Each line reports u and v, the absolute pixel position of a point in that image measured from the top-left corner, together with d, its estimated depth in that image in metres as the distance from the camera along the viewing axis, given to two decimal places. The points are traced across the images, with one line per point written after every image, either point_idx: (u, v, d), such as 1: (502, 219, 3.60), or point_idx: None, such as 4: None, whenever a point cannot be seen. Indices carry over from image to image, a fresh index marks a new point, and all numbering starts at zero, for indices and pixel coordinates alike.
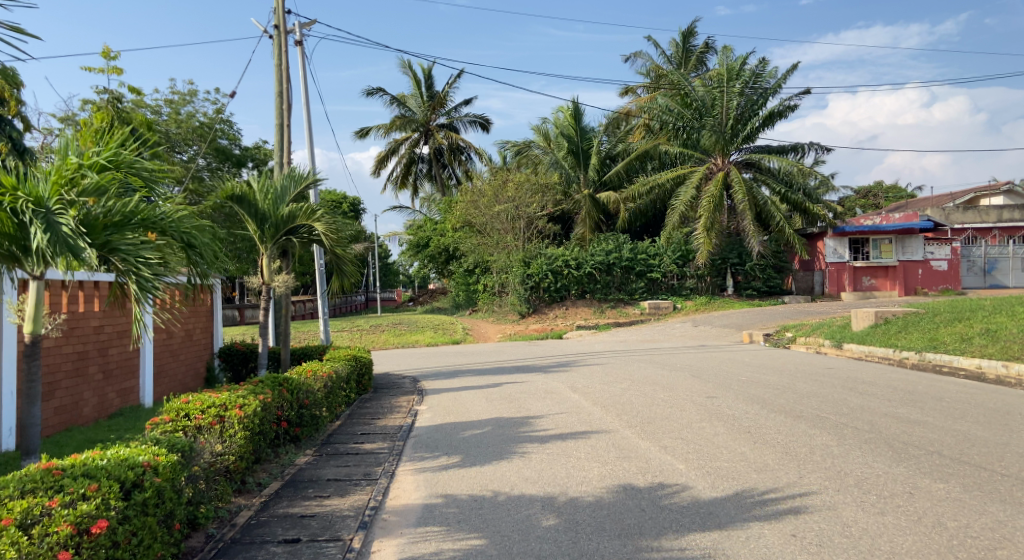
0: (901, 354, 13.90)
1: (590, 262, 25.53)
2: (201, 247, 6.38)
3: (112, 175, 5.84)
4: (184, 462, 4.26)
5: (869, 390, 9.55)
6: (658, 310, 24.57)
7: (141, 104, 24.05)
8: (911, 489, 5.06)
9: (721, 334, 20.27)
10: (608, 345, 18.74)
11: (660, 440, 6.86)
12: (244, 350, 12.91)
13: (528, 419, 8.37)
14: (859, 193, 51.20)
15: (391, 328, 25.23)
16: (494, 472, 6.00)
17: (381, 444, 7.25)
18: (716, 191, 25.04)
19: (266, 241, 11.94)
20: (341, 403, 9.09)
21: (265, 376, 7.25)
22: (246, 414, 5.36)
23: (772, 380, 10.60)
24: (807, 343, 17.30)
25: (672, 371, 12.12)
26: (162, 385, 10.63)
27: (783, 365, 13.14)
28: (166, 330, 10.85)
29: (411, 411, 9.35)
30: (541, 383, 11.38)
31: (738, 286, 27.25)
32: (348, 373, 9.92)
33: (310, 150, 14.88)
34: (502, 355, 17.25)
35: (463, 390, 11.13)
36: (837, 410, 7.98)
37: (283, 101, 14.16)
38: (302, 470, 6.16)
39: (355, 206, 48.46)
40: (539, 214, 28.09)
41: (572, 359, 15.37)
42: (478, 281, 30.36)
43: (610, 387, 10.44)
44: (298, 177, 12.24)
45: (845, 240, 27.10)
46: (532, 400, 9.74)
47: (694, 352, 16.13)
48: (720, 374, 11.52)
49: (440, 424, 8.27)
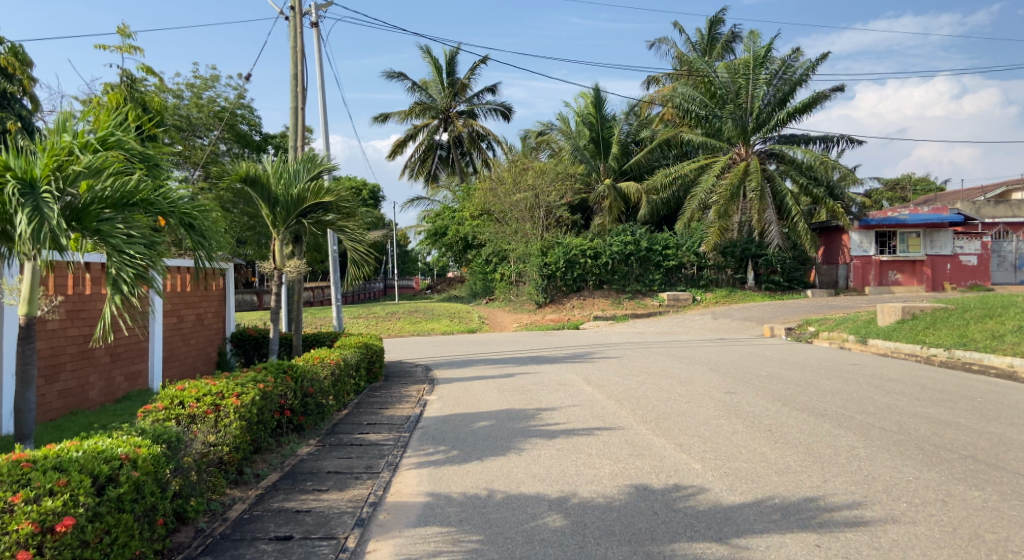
0: (928, 351, 13.51)
1: (608, 252, 25.20)
2: (202, 229, 6.19)
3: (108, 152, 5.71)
4: (169, 454, 4.05)
5: (896, 388, 9.21)
6: (677, 302, 24.20)
7: (160, 88, 24.03)
8: (945, 496, 4.75)
9: (742, 327, 19.89)
10: (625, 337, 18.45)
11: (676, 437, 6.57)
12: (257, 335, 12.81)
13: (539, 412, 8.12)
14: (887, 185, 50.29)
15: (407, 315, 25.10)
16: (501, 469, 5.76)
17: (386, 435, 7.01)
18: (735, 180, 24.58)
19: (278, 226, 11.82)
20: (349, 391, 8.91)
21: (270, 361, 7.10)
22: (243, 403, 5.11)
23: (793, 376, 10.28)
24: (830, 337, 16.94)
25: (690, 364, 11.82)
26: (171, 368, 10.53)
27: (806, 360, 12.78)
28: (177, 314, 10.80)
29: (420, 401, 9.13)
30: (554, 374, 11.12)
31: (759, 278, 26.74)
32: (358, 361, 9.75)
33: (324, 134, 14.70)
34: (518, 344, 17.03)
35: (475, 380, 10.91)
36: (862, 409, 7.64)
37: (296, 84, 14.05)
38: (303, 461, 5.95)
39: (375, 193, 48.47)
40: (559, 204, 27.57)
41: (588, 350, 15.11)
42: (495, 269, 30.17)
43: (626, 380, 10.16)
44: (310, 161, 11.95)
45: (871, 233, 26.64)
46: (544, 392, 9.48)
47: (713, 345, 15.83)
48: (740, 368, 11.21)
49: (449, 416, 8.04)
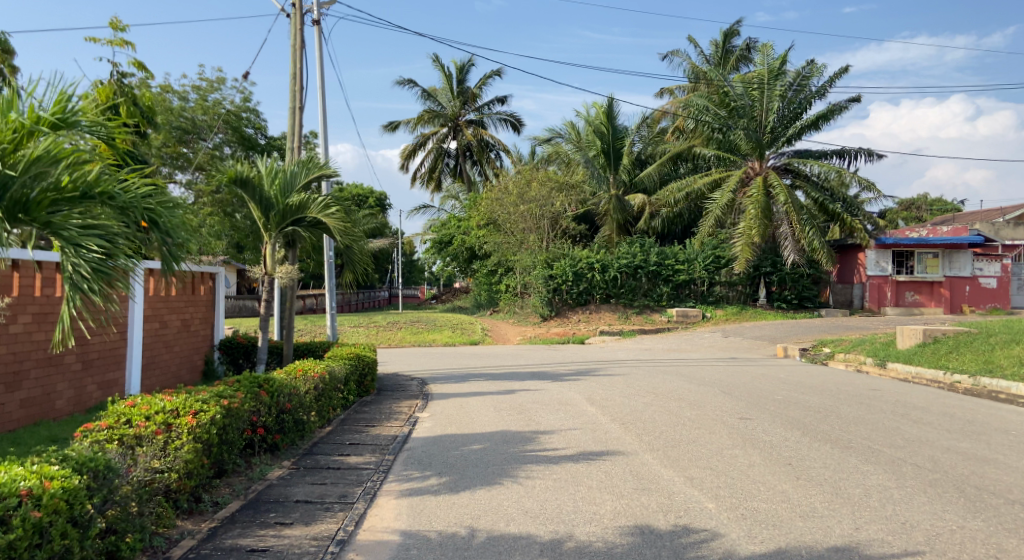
0: (952, 378, 12.86)
1: (616, 265, 24.60)
2: (170, 228, 5.68)
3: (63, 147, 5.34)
4: (89, 487, 3.49)
5: (923, 417, 8.57)
6: (685, 318, 23.56)
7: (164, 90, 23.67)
8: (997, 552, 4.12)
9: (754, 346, 19.23)
10: (631, 353, 17.83)
11: (685, 469, 5.96)
12: (247, 343, 12.26)
13: (536, 435, 7.51)
14: (901, 206, 49.58)
15: (409, 325, 24.57)
16: (490, 501, 5.16)
17: (368, 458, 6.42)
18: (761, 195, 23.99)
19: (271, 230, 11.25)
20: (334, 407, 8.33)
21: (244, 375, 6.53)
22: (199, 423, 4.54)
23: (811, 401, 9.63)
24: (846, 360, 16.29)
25: (698, 385, 11.20)
26: (151, 377, 10.01)
27: (821, 383, 12.14)
28: (159, 320, 10.25)
29: (410, 418, 8.54)
30: (557, 392, 10.52)
31: (770, 296, 26.07)
32: (346, 374, 9.18)
33: (324, 136, 14.20)
34: (521, 358, 16.43)
35: (472, 397, 10.33)
36: (889, 441, 7.01)
37: (296, 85, 13.59)
38: (271, 487, 5.36)
39: (382, 201, 48.18)
40: (566, 213, 27.21)
41: (593, 366, 14.49)
42: (501, 281, 29.63)
43: (631, 401, 9.54)
44: (311, 166, 11.53)
45: (888, 252, 25.96)
46: (543, 412, 8.87)
47: (724, 364, 15.19)
48: (754, 391, 10.57)
49: (439, 437, 7.45)
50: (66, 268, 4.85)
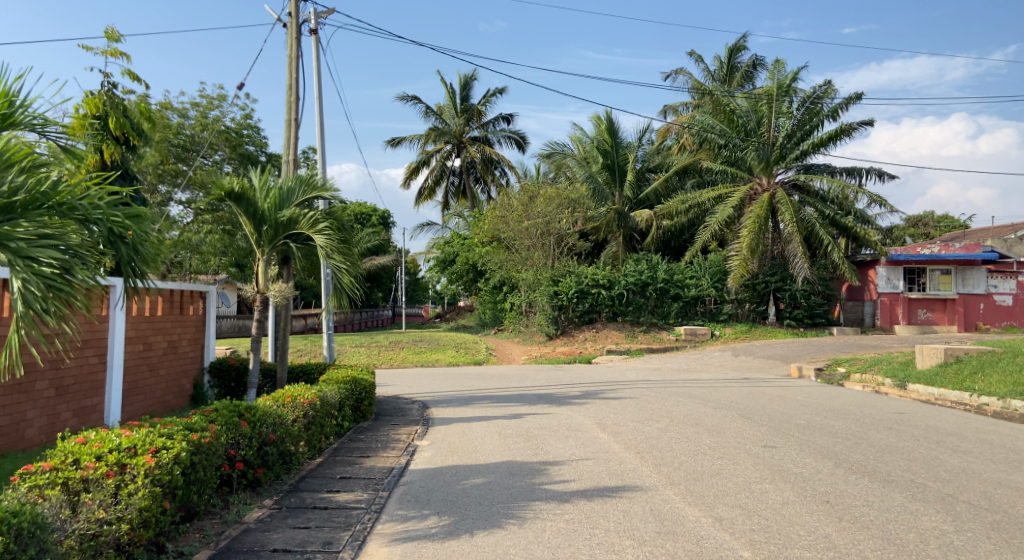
0: (979, 401, 12.24)
1: (622, 283, 24.03)
2: (134, 242, 5.47)
3: (25, 157, 5.20)
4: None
5: (961, 445, 7.96)
6: (694, 336, 22.95)
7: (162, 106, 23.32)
8: None
9: (766, 366, 18.61)
10: (641, 374, 17.20)
11: (713, 507, 5.36)
12: (239, 365, 11.65)
13: (545, 465, 6.90)
14: (909, 222, 49.09)
15: (411, 344, 23.98)
16: (494, 548, 4.56)
17: (359, 495, 5.80)
18: (760, 211, 23.56)
19: (263, 246, 10.71)
20: (325, 436, 7.73)
21: (222, 404, 5.96)
22: (157, 464, 3.97)
23: (837, 427, 9.01)
24: (864, 381, 15.66)
25: (714, 408, 10.57)
26: (133, 403, 9.46)
27: (843, 406, 11.51)
28: (143, 341, 9.70)
29: (408, 447, 7.93)
30: (565, 417, 9.91)
31: (780, 314, 25.37)
32: (341, 400, 8.61)
33: (321, 149, 13.69)
34: (526, 379, 15.82)
35: (474, 422, 9.73)
36: (933, 474, 6.39)
37: (291, 97, 13.12)
38: (247, 532, 4.75)
39: (385, 219, 47.79)
40: (570, 230, 26.62)
41: (602, 387, 13.87)
42: (505, 298, 29.07)
43: (645, 426, 8.92)
44: (308, 182, 10.89)
45: (900, 269, 25.34)
46: (551, 439, 8.26)
47: (738, 385, 14.57)
48: (775, 415, 9.96)
49: (439, 469, 6.84)
50: (17, 284, 4.63)
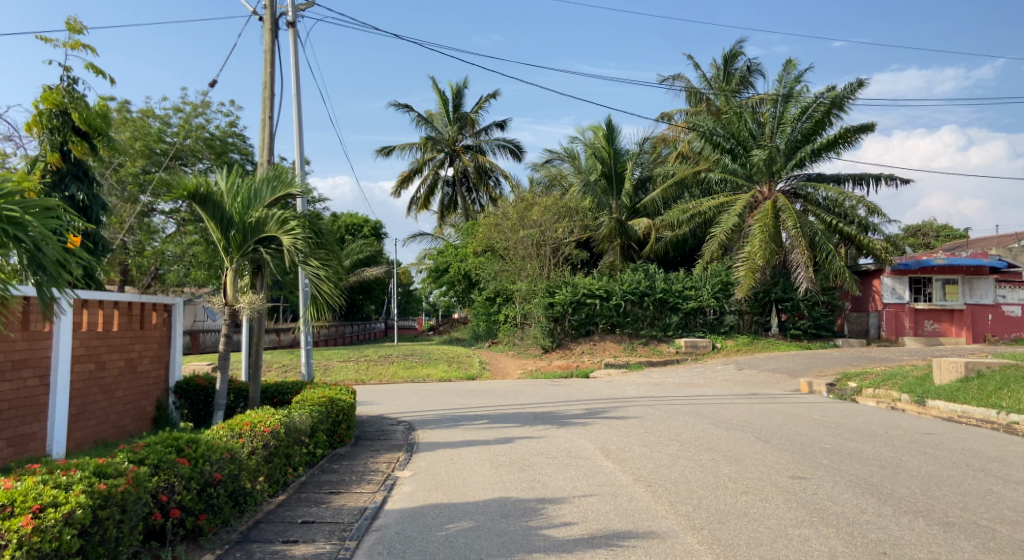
0: (1008, 419, 11.37)
1: (619, 293, 23.13)
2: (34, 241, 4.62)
3: None
4: None
5: (1011, 474, 7.08)
6: (694, 348, 22.05)
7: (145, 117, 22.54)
8: None
9: (773, 380, 17.70)
10: (642, 389, 16.28)
11: None
12: (207, 386, 10.68)
13: (543, 504, 5.96)
14: (908, 232, 48.46)
15: (401, 359, 22.95)
16: None
17: (320, 551, 4.84)
18: (764, 221, 22.69)
19: (231, 254, 9.74)
20: (291, 467, 6.76)
21: (162, 436, 5.06)
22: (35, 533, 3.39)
23: (867, 452, 8.12)
24: (877, 396, 14.78)
25: (727, 429, 9.67)
26: (85, 429, 8.52)
27: (864, 425, 10.62)
28: (96, 360, 8.76)
29: (387, 480, 6.97)
30: (563, 440, 8.98)
31: (783, 325, 24.55)
32: (313, 423, 7.67)
33: (298, 151, 12.77)
34: (521, 395, 14.87)
35: (464, 447, 8.77)
36: (995, 514, 5.50)
37: (266, 93, 12.23)
38: None
39: (377, 230, 46.93)
40: (567, 239, 25.67)
41: (603, 405, 12.92)
42: (500, 310, 28.15)
43: (652, 452, 8.01)
44: (277, 179, 9.95)
45: (905, 278, 24.51)
46: (548, 468, 7.32)
47: (747, 402, 13.66)
48: (794, 437, 9.06)
49: (420, 509, 5.88)
50: None
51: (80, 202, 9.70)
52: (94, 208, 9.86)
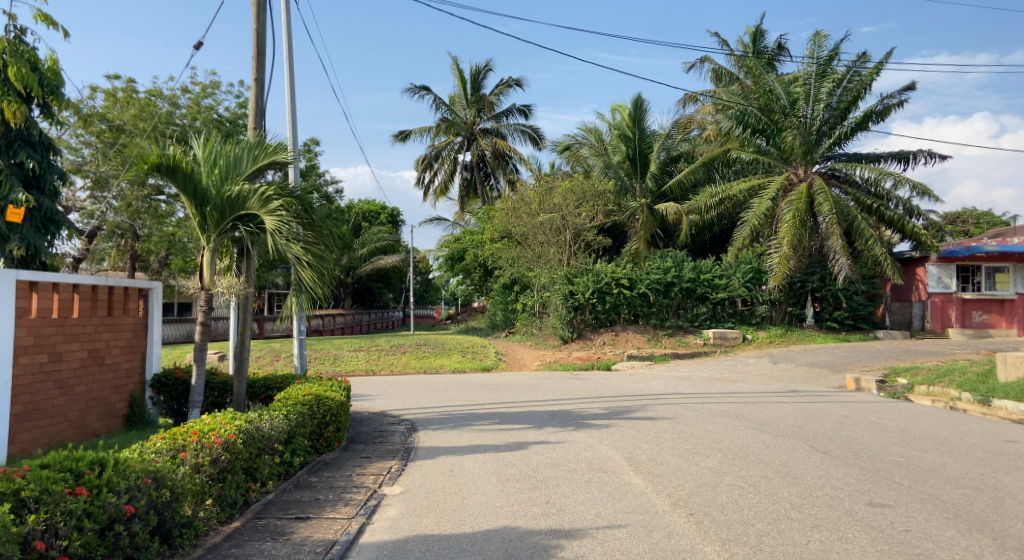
0: None
1: (645, 281, 21.73)
2: None
3: None
4: None
5: None
6: (724, 340, 20.67)
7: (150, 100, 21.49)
8: None
9: (812, 375, 16.28)
10: (670, 384, 14.94)
11: None
12: (187, 379, 9.47)
13: (558, 538, 4.72)
14: (945, 220, 46.24)
15: (415, 349, 21.73)
16: None
17: None
18: (798, 204, 21.17)
19: (208, 231, 8.56)
20: (255, 484, 5.59)
21: (68, 454, 3.94)
22: None
23: (951, 467, 6.75)
24: (932, 394, 13.32)
25: (775, 436, 8.33)
26: (36, 429, 7.44)
27: (930, 431, 9.22)
28: (51, 351, 7.68)
29: (372, 500, 5.77)
30: (585, 448, 7.69)
31: (818, 315, 23.08)
32: (293, 427, 6.50)
33: (292, 121, 11.58)
34: (538, 390, 13.60)
35: (469, 454, 7.53)
36: None
37: (255, 53, 11.01)
38: None
39: (394, 217, 45.84)
40: (589, 225, 24.18)
41: (628, 403, 11.59)
42: (518, 299, 26.93)
43: (692, 465, 6.71)
44: (259, 146, 8.79)
45: (952, 266, 22.82)
46: (566, 486, 6.04)
47: (788, 400, 12.30)
48: (855, 447, 7.73)
49: (401, 544, 4.66)
50: None
51: (30, 170, 9.58)
52: (47, 176, 9.80)
